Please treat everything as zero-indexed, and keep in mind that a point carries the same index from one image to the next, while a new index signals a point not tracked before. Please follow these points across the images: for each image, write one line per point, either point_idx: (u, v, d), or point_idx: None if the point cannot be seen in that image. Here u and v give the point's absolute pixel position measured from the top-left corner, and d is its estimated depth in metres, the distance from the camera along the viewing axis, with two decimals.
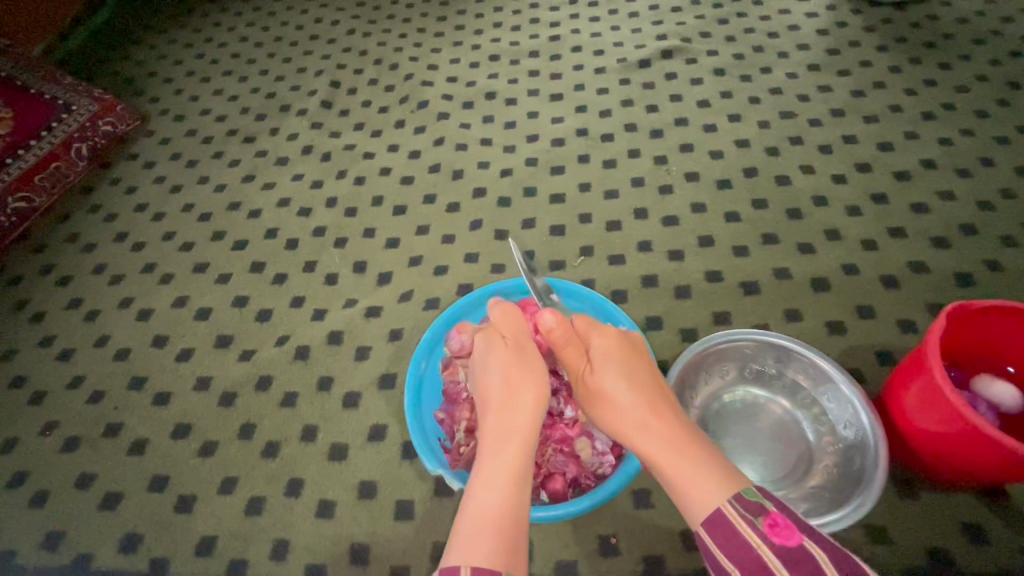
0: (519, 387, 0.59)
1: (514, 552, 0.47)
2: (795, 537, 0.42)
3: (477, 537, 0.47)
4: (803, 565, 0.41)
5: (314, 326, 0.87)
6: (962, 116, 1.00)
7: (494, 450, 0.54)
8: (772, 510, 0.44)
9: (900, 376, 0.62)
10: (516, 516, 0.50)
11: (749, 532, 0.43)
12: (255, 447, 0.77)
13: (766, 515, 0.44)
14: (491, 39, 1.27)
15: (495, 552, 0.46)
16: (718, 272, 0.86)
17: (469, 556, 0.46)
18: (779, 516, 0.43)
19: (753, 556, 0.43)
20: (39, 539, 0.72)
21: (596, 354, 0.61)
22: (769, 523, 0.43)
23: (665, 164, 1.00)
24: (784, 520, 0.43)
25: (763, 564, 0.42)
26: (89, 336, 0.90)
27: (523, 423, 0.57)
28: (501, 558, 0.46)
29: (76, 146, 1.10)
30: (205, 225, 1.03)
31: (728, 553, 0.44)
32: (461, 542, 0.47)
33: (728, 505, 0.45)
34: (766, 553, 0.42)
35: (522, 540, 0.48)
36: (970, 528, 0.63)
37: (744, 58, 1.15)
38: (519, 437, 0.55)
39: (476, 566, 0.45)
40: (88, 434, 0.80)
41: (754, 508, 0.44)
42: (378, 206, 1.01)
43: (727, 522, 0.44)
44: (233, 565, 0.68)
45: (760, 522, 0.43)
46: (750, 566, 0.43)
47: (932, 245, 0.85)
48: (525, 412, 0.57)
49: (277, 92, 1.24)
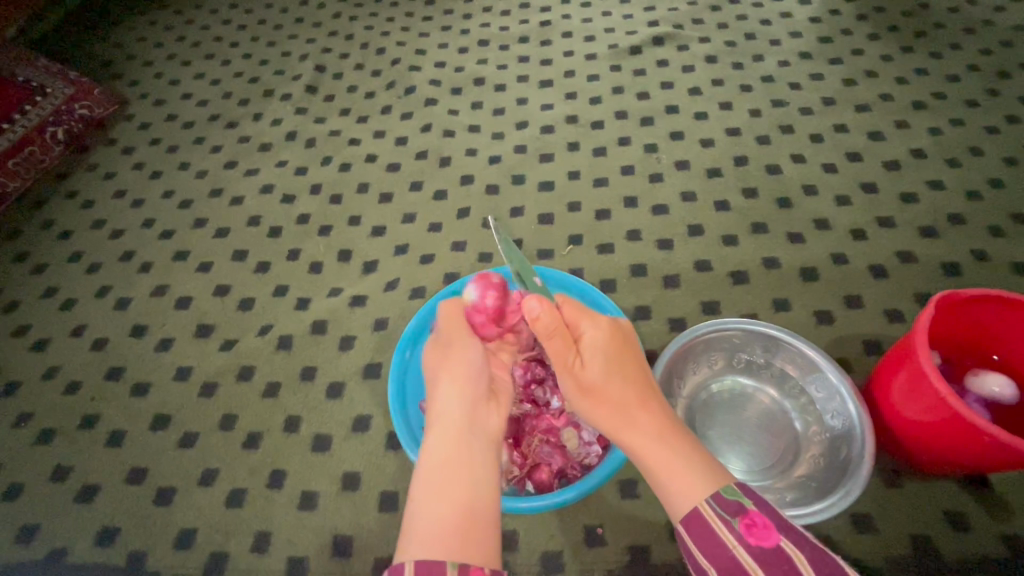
0: (452, 363, 0.55)
1: (464, 536, 0.42)
2: (771, 538, 0.42)
3: (421, 527, 0.43)
4: (777, 564, 0.41)
5: (297, 316, 0.85)
6: (952, 105, 0.99)
7: (435, 430, 0.50)
8: (751, 510, 0.43)
9: (888, 365, 0.61)
10: (465, 497, 0.45)
11: (726, 532, 0.43)
12: (236, 438, 0.75)
13: (744, 515, 0.43)
14: (480, 25, 1.24)
15: (442, 540, 0.42)
16: (707, 261, 0.85)
17: (416, 550, 0.42)
18: (757, 515, 0.43)
19: (729, 556, 0.42)
20: (13, 533, 0.70)
21: (587, 347, 0.53)
22: (746, 524, 0.43)
23: (655, 152, 0.99)
24: (762, 519, 0.43)
25: (739, 564, 0.42)
26: (66, 326, 0.88)
27: (460, 395, 0.52)
28: (447, 545, 0.42)
29: (51, 131, 1.07)
30: (186, 212, 1.00)
31: (706, 550, 0.44)
32: (407, 534, 0.43)
33: (706, 504, 0.44)
34: (742, 554, 0.42)
35: (474, 521, 0.44)
36: (952, 516, 0.63)
37: (735, 46, 1.13)
38: (458, 412, 0.51)
39: (420, 560, 0.41)
40: (64, 425, 0.78)
41: (733, 507, 0.43)
42: (364, 193, 0.99)
43: (703, 522, 0.44)
44: (213, 558, 0.67)
45: (737, 522, 0.43)
46: (724, 564, 0.43)
47: (921, 235, 0.85)
48: (460, 386, 0.52)
49: (261, 76, 1.21)
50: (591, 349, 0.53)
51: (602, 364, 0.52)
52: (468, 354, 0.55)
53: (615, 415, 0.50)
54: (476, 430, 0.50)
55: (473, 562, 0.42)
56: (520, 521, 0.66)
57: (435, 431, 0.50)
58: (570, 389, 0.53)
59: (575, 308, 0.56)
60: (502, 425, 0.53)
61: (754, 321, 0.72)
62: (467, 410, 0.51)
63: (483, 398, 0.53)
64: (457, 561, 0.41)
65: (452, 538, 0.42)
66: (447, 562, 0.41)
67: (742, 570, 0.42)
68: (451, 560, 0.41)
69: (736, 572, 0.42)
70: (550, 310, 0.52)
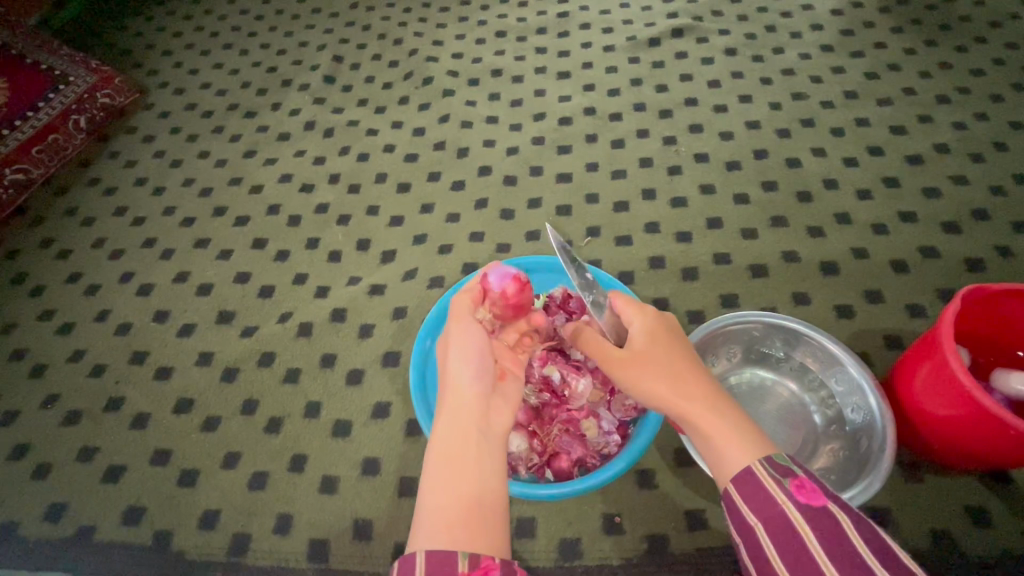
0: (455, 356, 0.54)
1: (474, 529, 0.42)
2: (820, 499, 0.41)
3: (431, 520, 0.42)
4: (826, 524, 0.39)
5: (317, 304, 0.86)
6: (977, 99, 0.98)
7: (442, 425, 0.49)
8: (801, 473, 0.42)
9: (910, 359, 0.61)
10: (475, 493, 0.44)
11: (775, 489, 0.42)
12: (257, 423, 0.76)
13: (794, 476, 0.42)
14: (497, 16, 1.24)
15: (451, 534, 0.41)
16: (725, 255, 0.85)
17: (427, 540, 0.41)
18: (807, 479, 0.42)
19: (777, 512, 0.41)
20: (42, 511, 0.72)
21: (635, 332, 0.55)
22: (796, 483, 0.42)
23: (673, 144, 0.98)
24: (812, 483, 0.42)
25: (785, 520, 0.41)
26: (90, 310, 0.90)
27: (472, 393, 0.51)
28: (455, 537, 0.41)
29: (74, 118, 1.08)
30: (206, 200, 1.01)
31: (754, 508, 0.42)
32: (419, 526, 0.42)
33: (759, 465, 0.43)
34: (791, 511, 0.41)
35: (484, 517, 0.43)
36: (974, 511, 0.63)
37: (756, 38, 1.12)
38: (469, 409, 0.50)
39: (432, 550, 0.40)
40: (90, 407, 0.80)
41: (783, 469, 0.43)
42: (382, 183, 0.99)
43: (753, 479, 0.43)
44: (236, 539, 0.68)
45: (786, 481, 0.42)
46: (771, 522, 0.41)
47: (943, 229, 0.84)
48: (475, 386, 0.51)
49: (278, 66, 1.21)
50: (638, 331, 0.55)
51: (648, 338, 0.54)
52: (469, 347, 0.55)
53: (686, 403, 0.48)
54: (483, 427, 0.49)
55: (485, 553, 0.41)
56: (537, 508, 0.67)
57: (442, 427, 0.49)
58: (621, 375, 0.53)
59: (625, 299, 0.58)
60: (508, 424, 0.52)
61: (775, 314, 0.71)
62: (476, 408, 0.50)
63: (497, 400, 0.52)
64: (468, 551, 0.40)
65: (461, 530, 0.41)
66: (458, 554, 0.40)
67: (789, 527, 0.40)
68: (461, 550, 0.40)
69: (784, 530, 0.41)
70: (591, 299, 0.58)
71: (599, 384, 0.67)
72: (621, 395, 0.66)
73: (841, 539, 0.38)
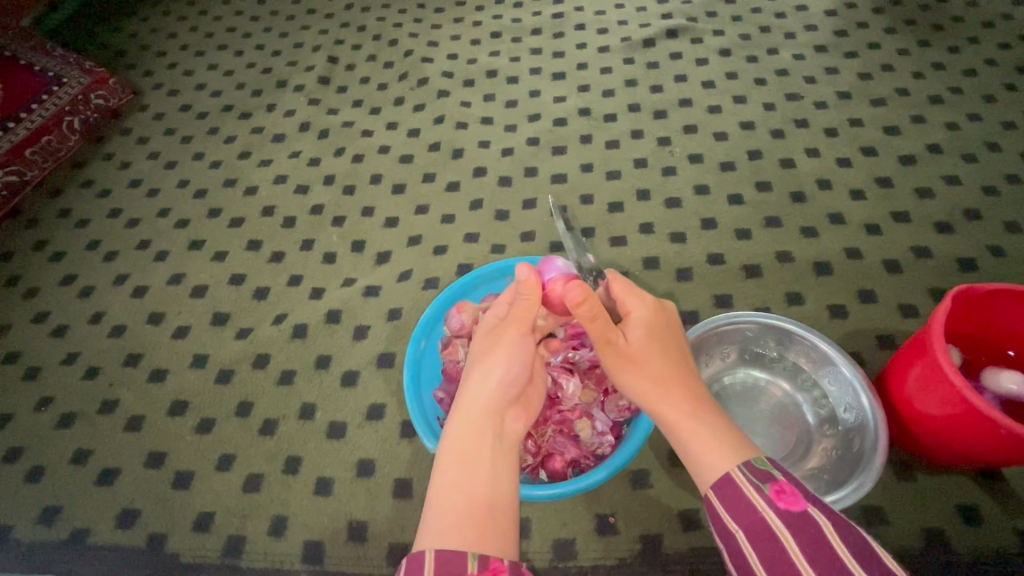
0: (492, 356, 0.54)
1: (486, 530, 0.42)
2: (800, 504, 0.41)
3: (442, 520, 0.42)
4: (805, 531, 0.39)
5: (312, 305, 0.86)
6: (970, 100, 0.99)
7: (456, 423, 0.50)
8: (780, 478, 0.42)
9: (902, 359, 0.61)
10: (487, 493, 0.44)
11: (754, 496, 0.42)
12: (251, 425, 0.76)
13: (773, 482, 0.42)
14: (492, 16, 1.24)
15: (462, 534, 0.41)
16: (720, 255, 0.85)
17: (436, 539, 0.41)
18: (787, 484, 0.42)
19: (758, 518, 0.41)
20: (35, 514, 0.72)
21: (632, 322, 0.55)
22: (775, 489, 0.42)
23: (668, 145, 0.98)
24: (792, 487, 0.42)
25: (767, 528, 0.41)
26: (84, 312, 0.89)
27: (485, 395, 0.51)
28: (466, 538, 0.41)
29: (68, 120, 1.08)
30: (201, 201, 1.01)
31: (735, 516, 0.43)
32: (426, 526, 0.43)
33: (737, 470, 0.44)
34: (772, 518, 0.41)
35: (497, 519, 0.43)
36: (965, 511, 0.63)
37: (750, 39, 1.13)
38: (481, 409, 0.50)
39: (441, 550, 0.40)
40: (84, 410, 0.80)
41: (762, 474, 0.43)
42: (377, 184, 0.99)
43: (734, 486, 0.43)
44: (231, 541, 0.68)
45: (766, 487, 0.42)
46: (753, 530, 0.42)
47: (936, 229, 0.85)
48: (491, 385, 0.52)
49: (274, 68, 1.21)
50: (636, 323, 0.55)
51: (645, 333, 0.54)
52: (515, 349, 0.55)
53: (691, 415, 0.49)
54: (498, 429, 0.50)
55: (494, 556, 0.41)
56: (532, 509, 0.67)
57: (456, 426, 0.49)
58: (611, 363, 0.54)
59: (624, 284, 0.57)
60: (520, 428, 0.52)
61: (768, 313, 0.71)
62: (490, 409, 0.50)
63: (509, 400, 0.52)
64: (477, 553, 0.40)
65: (472, 531, 0.42)
66: (468, 555, 0.40)
67: (770, 535, 0.40)
68: (471, 551, 0.40)
69: (765, 537, 0.41)
70: (591, 299, 0.54)
71: (592, 384, 0.67)
72: (614, 395, 0.66)
73: (822, 545, 0.38)
